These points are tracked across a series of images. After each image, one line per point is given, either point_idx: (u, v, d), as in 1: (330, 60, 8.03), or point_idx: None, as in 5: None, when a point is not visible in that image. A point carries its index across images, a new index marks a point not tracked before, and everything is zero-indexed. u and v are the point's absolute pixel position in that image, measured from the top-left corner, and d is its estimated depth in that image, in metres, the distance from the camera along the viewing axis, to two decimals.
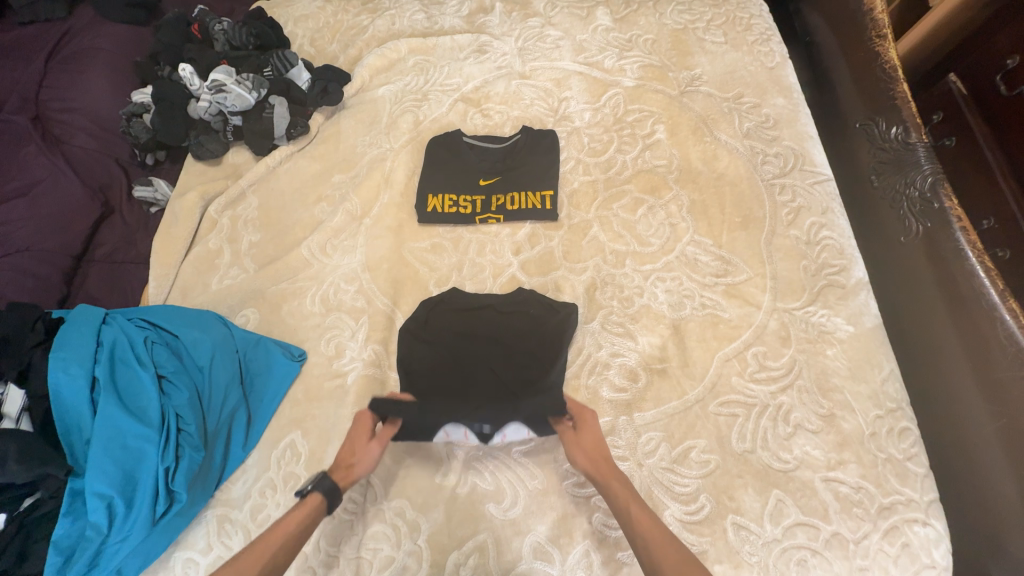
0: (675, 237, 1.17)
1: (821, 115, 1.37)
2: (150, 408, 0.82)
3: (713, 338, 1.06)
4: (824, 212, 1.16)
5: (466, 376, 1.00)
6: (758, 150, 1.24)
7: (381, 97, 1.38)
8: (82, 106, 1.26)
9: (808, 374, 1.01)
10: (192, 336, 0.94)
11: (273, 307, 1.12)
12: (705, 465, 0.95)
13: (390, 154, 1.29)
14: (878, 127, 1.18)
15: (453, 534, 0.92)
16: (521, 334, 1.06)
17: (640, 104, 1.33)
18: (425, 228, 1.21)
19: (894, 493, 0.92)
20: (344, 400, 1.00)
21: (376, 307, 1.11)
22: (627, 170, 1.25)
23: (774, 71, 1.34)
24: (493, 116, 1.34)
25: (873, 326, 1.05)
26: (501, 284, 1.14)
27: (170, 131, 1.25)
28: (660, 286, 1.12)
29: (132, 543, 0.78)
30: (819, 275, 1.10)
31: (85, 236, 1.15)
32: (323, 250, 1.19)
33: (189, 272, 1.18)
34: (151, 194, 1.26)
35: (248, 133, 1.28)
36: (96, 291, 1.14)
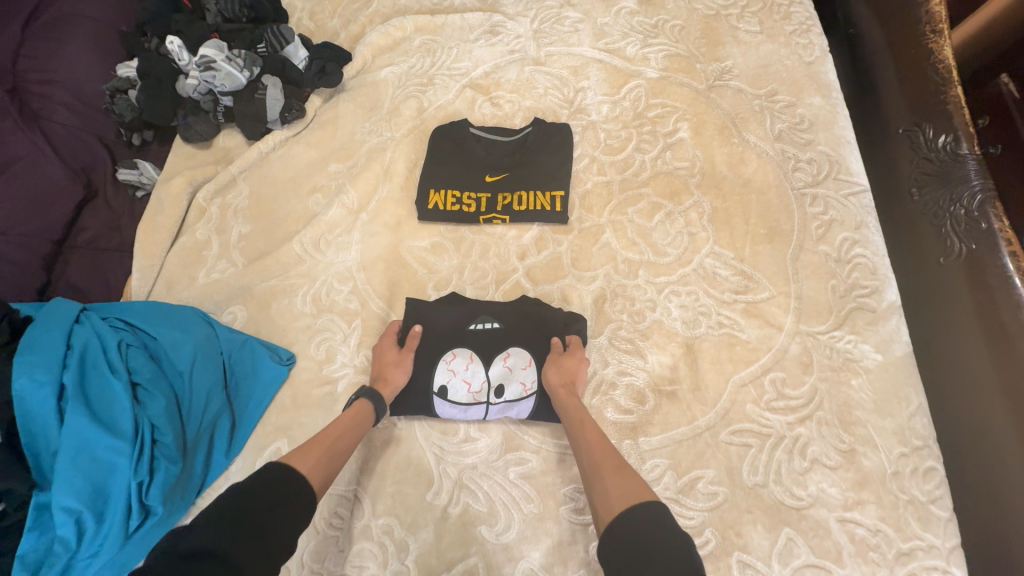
0: (694, 247, 1.08)
1: (859, 116, 1.26)
2: (123, 417, 0.77)
3: (728, 360, 0.98)
4: (857, 226, 1.06)
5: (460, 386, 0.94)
6: (790, 155, 1.14)
7: (384, 80, 1.28)
8: (64, 79, 1.17)
9: (829, 405, 0.94)
10: (172, 338, 0.89)
11: (262, 305, 1.06)
12: (712, 498, 0.89)
13: (391, 143, 1.21)
14: (923, 135, 1.07)
15: (443, 556, 0.88)
16: (522, 342, 0.99)
17: (663, 98, 1.22)
18: (425, 225, 1.13)
19: (915, 539, 0.85)
20: (333, 410, 0.95)
21: (371, 311, 1.05)
22: (645, 170, 1.15)
23: (812, 67, 1.23)
24: (503, 106, 1.24)
25: (903, 356, 0.97)
26: (505, 290, 1.07)
27: (156, 110, 1.16)
28: (675, 301, 1.04)
29: (105, 557, 0.75)
30: (848, 297, 1.01)
31: (65, 221, 1.08)
32: (316, 245, 1.12)
33: (175, 263, 1.12)
34: (136, 177, 1.19)
35: (239, 115, 1.19)
36: (77, 280, 1.07)
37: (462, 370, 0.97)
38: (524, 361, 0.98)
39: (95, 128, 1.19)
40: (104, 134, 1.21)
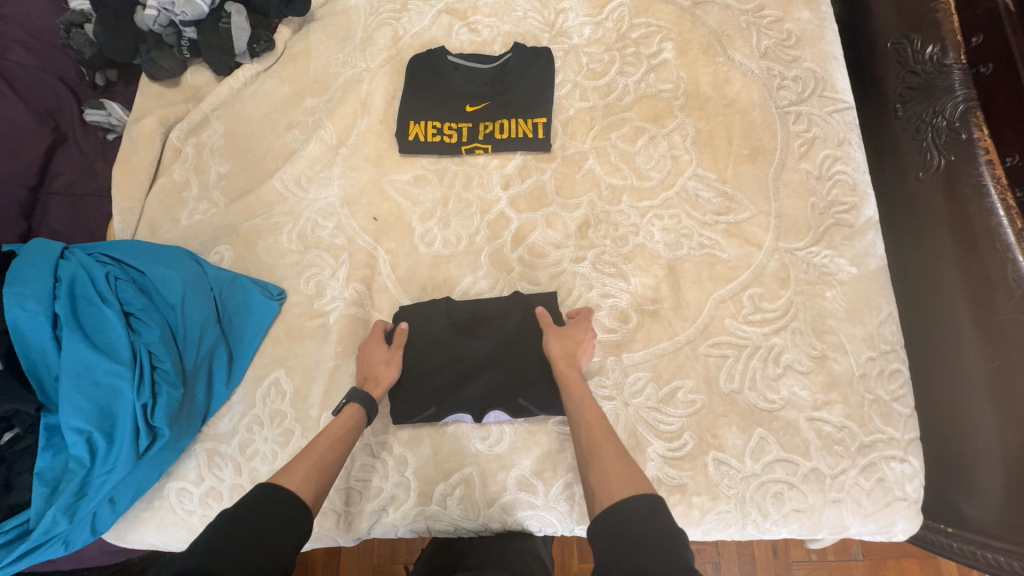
0: (677, 170, 1.08)
1: (849, 34, 1.22)
2: (121, 345, 0.80)
3: (709, 279, 1.01)
4: (840, 143, 1.06)
5: (461, 378, 0.95)
6: (775, 73, 1.11)
7: (355, 7, 1.21)
8: (14, 15, 1.11)
9: (804, 316, 0.98)
10: (160, 272, 0.90)
11: (248, 244, 1.06)
12: (691, 405, 0.95)
13: (367, 75, 1.17)
14: (911, 47, 1.05)
15: (441, 467, 0.94)
16: (513, 343, 0.97)
17: (647, 18, 1.17)
18: (406, 158, 1.11)
19: (876, 432, 0.92)
20: (327, 339, 0.99)
21: (358, 245, 1.06)
22: (629, 95, 1.13)
23: None
24: (481, 32, 1.19)
25: (878, 268, 1.00)
26: (489, 220, 1.08)
27: (117, 46, 1.09)
28: (657, 224, 1.05)
29: (118, 475, 0.79)
30: (826, 214, 1.03)
31: (38, 164, 1.05)
32: (298, 182, 1.10)
33: (156, 205, 1.11)
34: (105, 119, 1.15)
35: (206, 48, 1.13)
36: (59, 225, 1.06)
37: (465, 318, 0.99)
38: (510, 307, 0.99)
39: (55, 67, 1.13)
40: (65, 74, 1.15)
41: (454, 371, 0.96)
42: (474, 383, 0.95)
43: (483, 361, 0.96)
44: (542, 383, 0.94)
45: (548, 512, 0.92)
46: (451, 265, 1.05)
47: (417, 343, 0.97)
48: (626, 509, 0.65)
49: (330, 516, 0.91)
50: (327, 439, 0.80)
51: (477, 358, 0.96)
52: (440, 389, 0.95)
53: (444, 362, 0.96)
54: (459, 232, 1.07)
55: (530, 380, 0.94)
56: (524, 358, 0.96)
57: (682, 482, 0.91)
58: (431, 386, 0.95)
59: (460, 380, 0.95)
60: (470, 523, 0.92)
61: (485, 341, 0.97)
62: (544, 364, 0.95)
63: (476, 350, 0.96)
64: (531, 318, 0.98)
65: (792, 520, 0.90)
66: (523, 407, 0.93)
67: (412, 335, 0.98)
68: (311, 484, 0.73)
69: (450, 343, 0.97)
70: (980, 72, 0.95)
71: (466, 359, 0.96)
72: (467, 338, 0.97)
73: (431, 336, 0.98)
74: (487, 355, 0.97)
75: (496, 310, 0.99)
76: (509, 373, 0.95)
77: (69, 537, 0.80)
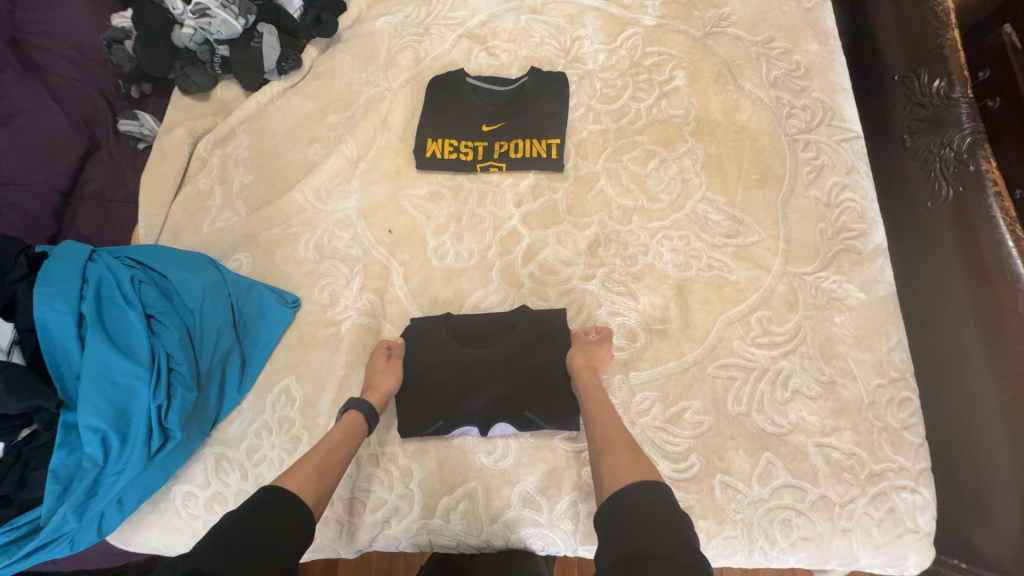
0: (687, 193, 1.10)
1: (856, 67, 1.25)
2: (140, 346, 0.82)
3: (717, 301, 1.02)
4: (848, 171, 1.08)
5: (466, 392, 0.96)
6: (784, 102, 1.14)
7: (379, 30, 1.27)
8: (60, 31, 1.18)
9: (812, 341, 0.98)
10: (181, 277, 0.93)
11: (266, 252, 1.09)
12: (698, 426, 0.94)
13: (389, 94, 1.21)
14: (918, 80, 1.08)
15: (445, 480, 0.94)
16: (518, 358, 0.98)
17: (660, 46, 1.22)
18: (423, 174, 1.15)
19: (886, 461, 0.91)
20: (338, 348, 1.01)
21: (372, 257, 1.08)
22: (641, 119, 1.16)
23: (810, 14, 1.21)
24: (499, 56, 1.24)
25: (887, 295, 1.00)
26: (501, 236, 1.10)
27: (154, 61, 1.16)
28: (667, 245, 1.07)
29: (129, 475, 0.80)
30: (835, 240, 1.04)
31: (71, 171, 1.10)
32: (317, 194, 1.13)
33: (180, 212, 1.14)
34: (138, 129, 1.19)
35: (237, 66, 1.19)
36: (86, 229, 1.10)
37: (473, 333, 1.01)
38: (516, 323, 1.00)
39: (95, 80, 1.20)
40: (103, 87, 1.21)
41: (459, 385, 0.96)
42: (479, 398, 0.95)
43: (488, 375, 0.97)
44: (546, 398, 0.95)
45: (552, 531, 0.91)
46: (463, 278, 1.07)
47: (421, 356, 0.99)
48: (630, 493, 0.67)
49: (332, 526, 0.92)
50: (326, 445, 0.81)
51: (482, 373, 0.97)
52: (446, 403, 0.96)
53: (449, 376, 0.97)
54: (472, 247, 1.10)
55: (534, 393, 0.95)
56: (529, 373, 0.97)
57: (688, 505, 0.90)
58: (436, 399, 0.96)
59: (465, 394, 0.96)
60: (472, 539, 0.92)
61: (491, 355, 0.98)
62: (549, 380, 0.96)
63: (481, 364, 0.97)
64: (535, 331, 0.99)
65: (800, 548, 0.88)
66: (529, 419, 0.94)
67: (419, 349, 1.00)
68: (313, 486, 0.74)
69: (454, 355, 0.98)
70: (986, 106, 0.97)
71: (472, 374, 0.97)
72: (472, 353, 0.98)
73: (437, 350, 0.99)
74: (493, 370, 0.97)
75: (503, 325, 1.01)
76: (514, 388, 0.96)
77: (75, 536, 0.81)
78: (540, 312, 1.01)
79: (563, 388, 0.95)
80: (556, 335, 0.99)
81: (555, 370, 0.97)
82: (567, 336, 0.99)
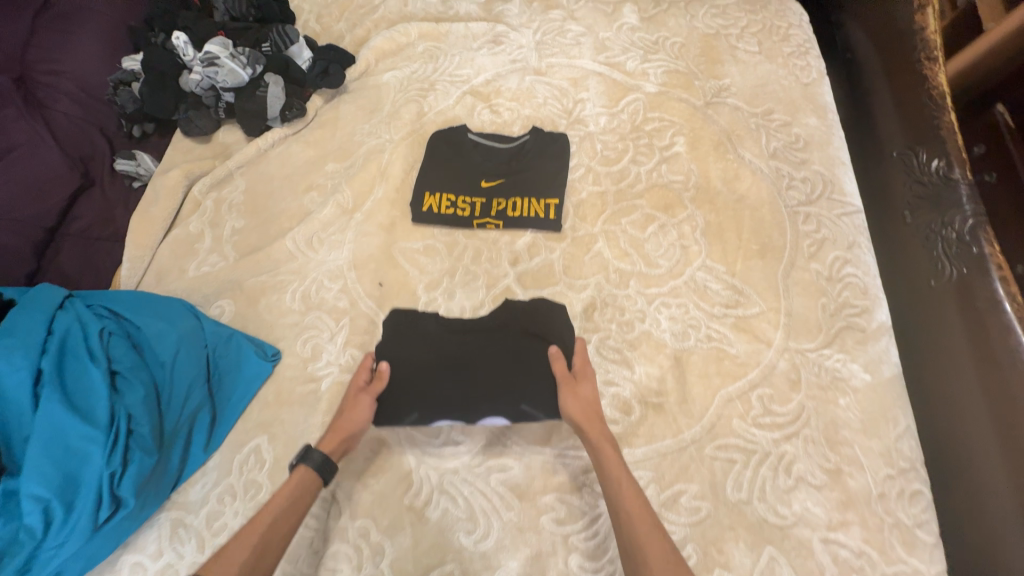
0: (686, 260, 1.08)
1: (854, 139, 1.26)
2: (99, 406, 0.77)
3: (716, 375, 0.98)
4: (849, 246, 1.07)
5: (455, 386, 0.90)
6: (784, 173, 1.15)
7: (385, 83, 1.29)
8: (69, 70, 1.18)
9: (816, 423, 0.93)
10: (155, 328, 0.88)
11: (251, 300, 1.06)
12: (695, 513, 0.87)
13: (389, 145, 1.21)
14: (917, 158, 1.08)
15: (419, 562, 0.85)
16: (513, 352, 0.92)
17: (660, 113, 1.23)
18: (418, 227, 1.13)
19: (899, 563, 0.84)
20: (315, 407, 0.95)
21: (360, 310, 1.05)
22: (641, 182, 1.16)
23: (809, 88, 1.24)
24: (502, 114, 1.26)
25: (891, 376, 0.97)
26: (495, 294, 1.07)
27: (159, 103, 1.16)
28: (664, 312, 1.03)
29: (70, 550, 0.73)
30: (837, 315, 1.01)
31: (60, 208, 1.09)
32: (309, 243, 1.11)
33: (167, 255, 1.12)
34: (134, 168, 1.19)
35: (240, 111, 1.20)
36: (67, 268, 1.07)
37: (462, 325, 0.96)
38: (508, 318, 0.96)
39: (97, 119, 1.20)
40: (105, 125, 1.22)
41: (447, 381, 0.90)
42: (468, 395, 0.89)
43: (479, 369, 0.91)
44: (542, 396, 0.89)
45: None
46: None
47: (404, 343, 0.93)
48: None
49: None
50: None
51: (473, 368, 0.91)
52: (430, 401, 0.89)
53: (436, 371, 0.91)
54: (464, 304, 1.06)
55: (528, 376, 0.89)
56: (523, 366, 0.91)
57: None
58: (425, 382, 0.90)
59: (452, 392, 0.89)
60: None
61: (484, 348, 0.93)
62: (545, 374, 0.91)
63: (472, 356, 0.92)
64: (532, 319, 0.95)
65: None
66: (526, 413, 0.88)
67: (404, 345, 0.93)
68: None
69: (441, 350, 0.93)
70: (984, 179, 1.02)
71: (461, 368, 0.91)
72: (463, 345, 0.93)
73: (424, 342, 0.94)
74: (481, 377, 0.90)
75: (494, 318, 0.96)
76: (507, 382, 0.90)
77: None
78: (533, 305, 0.97)
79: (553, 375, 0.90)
80: (553, 332, 0.94)
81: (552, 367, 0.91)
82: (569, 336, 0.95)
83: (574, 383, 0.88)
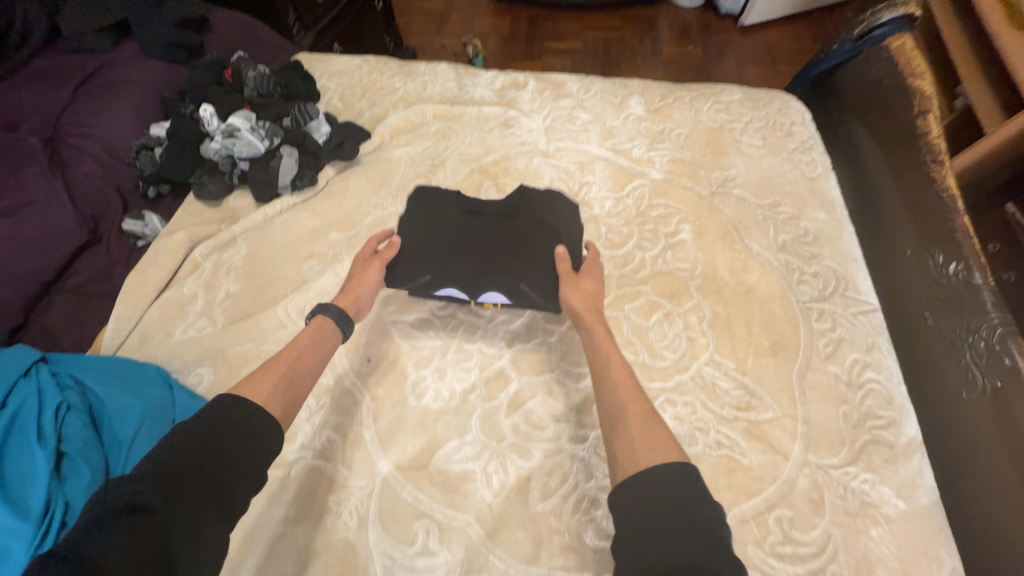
0: (692, 353, 1.01)
1: (863, 232, 1.24)
2: (36, 493, 0.70)
3: (727, 489, 0.87)
4: (868, 348, 1.00)
5: (463, 259, 0.99)
6: (794, 267, 1.11)
7: (397, 158, 1.33)
8: (98, 134, 1.24)
9: (846, 558, 0.81)
10: (120, 401, 0.84)
11: (231, 370, 1.00)
12: None
13: (394, 218, 1.22)
14: (933, 259, 1.04)
15: None
16: (522, 223, 1.03)
17: (666, 200, 1.23)
18: (414, 302, 1.10)
19: None
20: (280, 499, 0.87)
21: (343, 388, 0.99)
22: (645, 268, 1.13)
23: (815, 183, 1.24)
24: (508, 193, 1.27)
25: (930, 504, 0.85)
26: (487, 378, 1.00)
27: (175, 167, 1.20)
28: (669, 411, 0.95)
29: None
30: (861, 427, 0.92)
31: (59, 264, 1.07)
32: (301, 312, 1.08)
33: (155, 317, 1.09)
34: (140, 228, 1.19)
35: (252, 179, 1.23)
36: (52, 325, 1.04)
37: (476, 212, 1.05)
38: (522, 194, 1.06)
39: (116, 179, 1.24)
40: (123, 185, 1.24)
41: (461, 241, 1.00)
42: (475, 266, 0.98)
43: (490, 233, 1.01)
44: (542, 265, 0.98)
45: None
46: (439, 424, 0.95)
47: (428, 212, 1.04)
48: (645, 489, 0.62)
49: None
50: None
51: (483, 238, 1.01)
52: (445, 257, 0.99)
53: (452, 232, 1.01)
54: (454, 387, 1.00)
55: (532, 251, 0.99)
56: (529, 238, 1.01)
57: None
58: (444, 242, 1.01)
59: (467, 235, 1.01)
60: None
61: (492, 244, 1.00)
62: (550, 229, 1.01)
63: (481, 238, 1.01)
64: (546, 204, 1.04)
65: None
66: (525, 291, 0.96)
67: (428, 206, 1.05)
68: None
69: (458, 221, 1.03)
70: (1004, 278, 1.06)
71: (473, 235, 1.01)
72: (475, 231, 1.02)
73: (445, 208, 1.04)
74: (499, 213, 1.05)
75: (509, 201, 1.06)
76: (513, 254, 0.99)
77: None
78: (541, 194, 1.06)
79: (555, 263, 0.98)
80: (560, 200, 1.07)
81: (561, 213, 1.04)
82: (576, 226, 1.04)
83: (576, 278, 0.96)
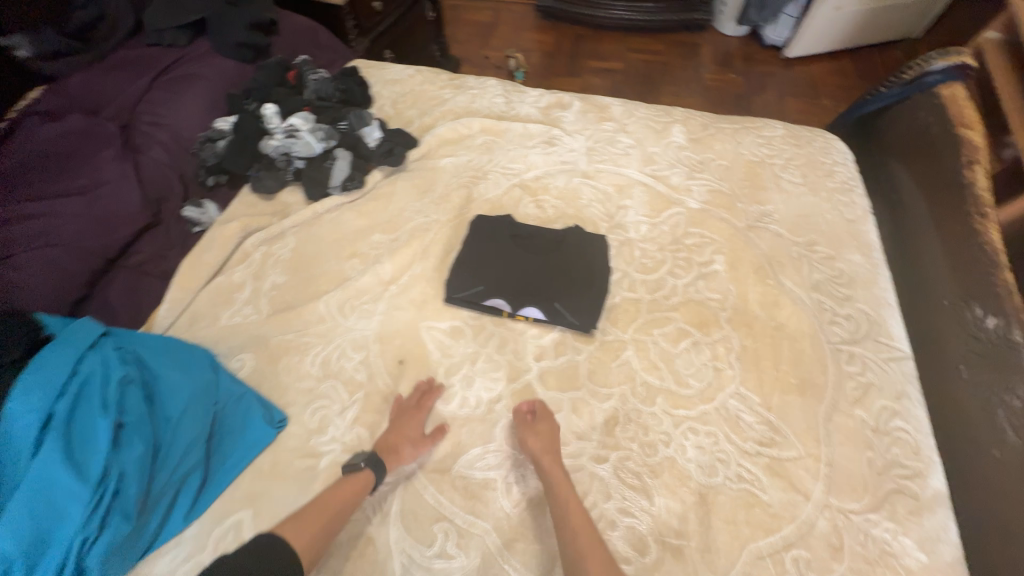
0: (718, 384, 1.03)
1: (898, 277, 1.23)
2: (94, 461, 0.76)
3: (745, 523, 0.88)
4: (897, 396, 1.00)
5: (508, 280, 1.14)
6: (826, 307, 1.11)
7: (442, 167, 1.39)
8: (168, 124, 1.33)
9: None
10: (171, 379, 0.91)
11: (273, 358, 1.06)
12: None
13: (434, 225, 1.27)
14: (972, 313, 1.04)
15: None
16: (562, 254, 1.18)
17: (701, 229, 1.25)
18: (449, 308, 1.14)
19: None
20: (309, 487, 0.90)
21: (376, 385, 1.03)
22: (676, 295, 1.15)
23: (853, 225, 1.25)
24: (546, 210, 1.31)
25: (952, 562, 0.84)
26: (515, 389, 1.03)
27: (236, 161, 1.28)
28: (690, 439, 0.96)
29: None
30: (885, 475, 0.92)
31: (123, 243, 1.16)
32: (341, 308, 1.13)
33: (205, 300, 1.16)
34: (197, 215, 1.27)
35: (306, 177, 1.32)
36: (111, 299, 1.11)
37: (523, 241, 1.21)
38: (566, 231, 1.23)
39: (180, 167, 1.32)
40: (184, 172, 1.33)
41: (508, 264, 1.16)
42: (518, 284, 1.13)
43: (534, 259, 1.17)
44: (575, 291, 1.12)
45: None
46: (465, 430, 0.98)
47: (487, 240, 1.21)
48: None
49: None
50: None
51: (529, 263, 1.16)
52: (493, 276, 1.15)
53: (503, 256, 1.18)
54: (481, 395, 1.03)
55: (568, 278, 1.14)
56: (567, 268, 1.16)
57: None
58: (495, 261, 1.17)
59: (514, 258, 1.17)
60: None
61: (536, 267, 1.16)
62: (585, 261, 1.17)
63: (527, 263, 1.16)
64: (579, 244, 1.20)
65: None
66: (559, 310, 1.10)
67: (486, 231, 1.22)
68: None
69: (508, 247, 1.20)
70: None
71: (521, 259, 1.17)
72: (521, 254, 1.18)
73: (499, 235, 1.22)
74: (544, 242, 1.20)
75: (553, 235, 1.22)
76: (552, 278, 1.14)
77: None
78: (580, 234, 1.22)
79: (590, 291, 1.13)
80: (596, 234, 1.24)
81: (595, 248, 1.20)
82: (602, 261, 1.18)
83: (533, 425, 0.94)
